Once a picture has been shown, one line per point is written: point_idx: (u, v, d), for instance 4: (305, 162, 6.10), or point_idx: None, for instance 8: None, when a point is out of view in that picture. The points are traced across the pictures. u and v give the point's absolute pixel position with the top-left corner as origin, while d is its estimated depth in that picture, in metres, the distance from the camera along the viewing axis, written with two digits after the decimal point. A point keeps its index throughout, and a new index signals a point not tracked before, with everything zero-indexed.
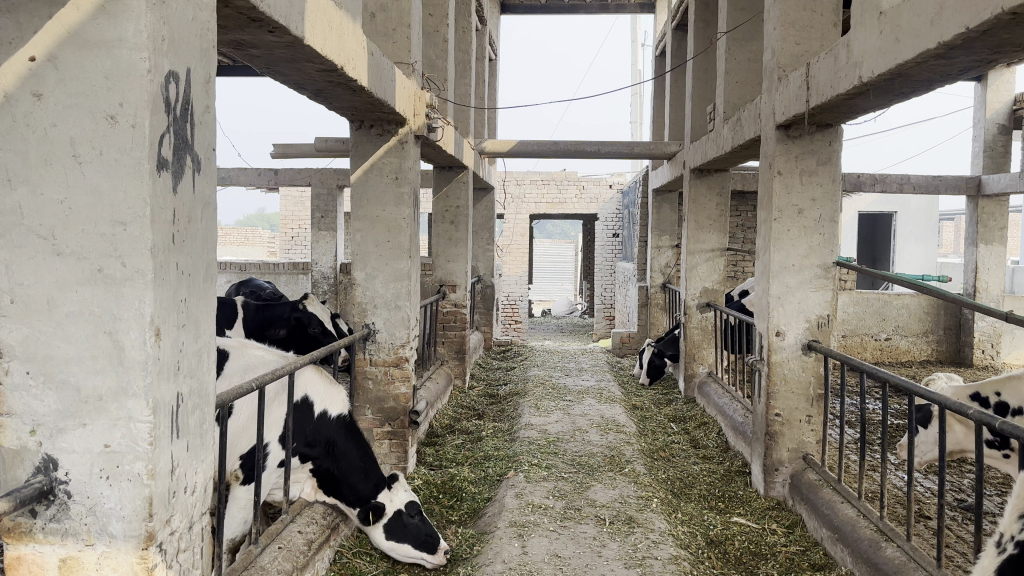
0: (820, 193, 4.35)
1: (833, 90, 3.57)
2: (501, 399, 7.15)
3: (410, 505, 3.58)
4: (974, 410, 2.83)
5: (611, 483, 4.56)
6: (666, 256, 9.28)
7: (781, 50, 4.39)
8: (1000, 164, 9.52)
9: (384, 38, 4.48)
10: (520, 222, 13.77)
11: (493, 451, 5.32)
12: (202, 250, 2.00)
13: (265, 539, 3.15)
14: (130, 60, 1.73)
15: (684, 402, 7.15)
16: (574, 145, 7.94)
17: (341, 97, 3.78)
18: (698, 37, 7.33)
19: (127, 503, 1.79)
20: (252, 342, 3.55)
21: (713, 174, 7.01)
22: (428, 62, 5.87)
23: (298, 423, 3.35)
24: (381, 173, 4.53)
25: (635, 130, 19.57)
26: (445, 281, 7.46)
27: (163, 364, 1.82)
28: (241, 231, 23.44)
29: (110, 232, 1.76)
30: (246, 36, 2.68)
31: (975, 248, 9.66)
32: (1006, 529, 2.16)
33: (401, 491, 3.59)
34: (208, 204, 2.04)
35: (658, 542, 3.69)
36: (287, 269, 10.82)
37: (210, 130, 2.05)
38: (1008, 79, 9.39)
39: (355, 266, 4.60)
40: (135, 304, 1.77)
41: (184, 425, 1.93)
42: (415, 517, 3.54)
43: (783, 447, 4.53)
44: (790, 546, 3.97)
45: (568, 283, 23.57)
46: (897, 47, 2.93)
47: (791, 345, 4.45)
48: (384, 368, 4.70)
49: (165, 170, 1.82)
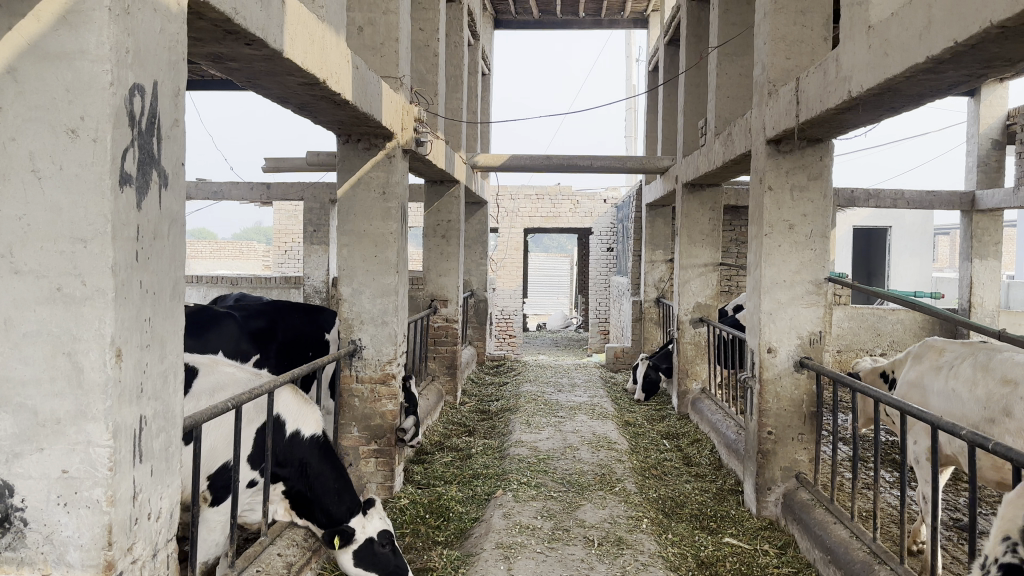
0: (811, 208, 4.30)
1: (823, 103, 3.53)
2: (492, 416, 7.08)
3: (381, 533, 3.47)
4: (968, 431, 2.76)
5: (601, 502, 4.48)
6: (660, 270, 9.23)
7: (772, 64, 4.35)
8: (994, 179, 9.48)
9: (372, 51, 4.43)
10: (514, 236, 13.72)
11: (483, 469, 5.24)
12: (168, 267, 1.94)
13: (243, 563, 3.05)
14: (92, 71, 1.68)
15: (677, 419, 7.08)
16: (567, 160, 7.92)
17: (326, 110, 3.73)
18: (691, 51, 7.29)
19: (86, 531, 1.72)
20: (225, 360, 3.48)
21: (705, 188, 6.99)
22: (418, 77, 5.83)
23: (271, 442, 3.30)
24: (367, 187, 4.47)
25: (630, 145, 19.64)
26: (436, 296, 7.39)
27: (125, 387, 1.76)
28: (235, 245, 23.40)
29: (70, 249, 1.70)
30: (224, 49, 2.63)
31: (970, 263, 9.63)
32: (991, 551, 2.11)
33: (373, 518, 3.49)
34: (175, 219, 1.98)
35: (648, 565, 3.62)
36: (279, 283, 10.72)
37: (180, 144, 2.00)
38: (1001, 94, 9.43)
39: (342, 281, 4.53)
40: (95, 323, 1.70)
41: (147, 449, 1.86)
42: (386, 546, 3.45)
43: (776, 465, 4.46)
44: (781, 567, 3.89)
45: (564, 297, 23.56)
46: (887, 61, 2.89)
47: (783, 362, 4.39)
48: (371, 385, 4.62)
49: (128, 185, 1.76)
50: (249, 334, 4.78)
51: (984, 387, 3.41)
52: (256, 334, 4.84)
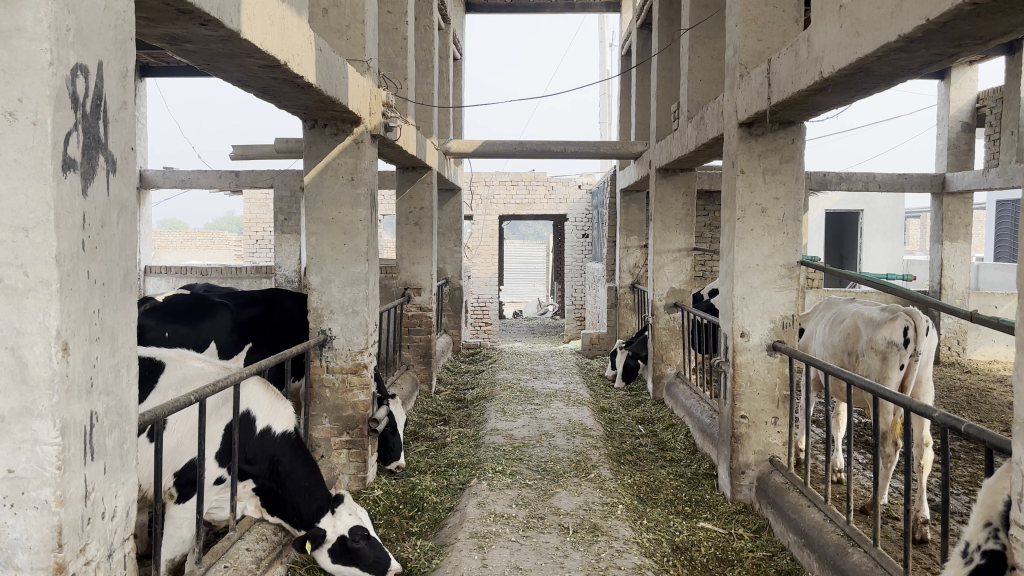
0: (783, 191, 4.28)
1: (795, 85, 3.50)
2: (468, 404, 7.05)
3: (353, 530, 3.32)
4: (940, 413, 2.78)
5: (576, 489, 4.46)
6: (635, 256, 9.24)
7: (744, 46, 4.31)
8: (964, 161, 9.55)
9: (337, 34, 4.33)
10: (489, 223, 13.64)
11: (458, 458, 5.19)
12: (119, 257, 1.87)
13: (211, 559, 2.98)
14: (29, 51, 1.59)
15: (652, 404, 7.10)
16: (540, 145, 7.87)
17: (289, 94, 3.63)
18: (663, 35, 7.25)
19: (35, 533, 1.65)
20: (192, 353, 3.41)
21: (678, 173, 6.96)
22: (387, 61, 5.73)
23: (240, 438, 3.24)
24: (335, 173, 4.39)
25: (603, 130, 19.61)
26: (410, 284, 7.31)
27: (73, 382, 1.68)
28: (207, 235, 23.18)
29: (11, 239, 1.62)
30: (179, 29, 2.54)
31: (941, 245, 9.72)
32: (972, 538, 2.18)
33: (343, 516, 3.35)
34: (125, 206, 1.90)
35: (623, 551, 3.60)
36: (251, 273, 10.55)
37: (128, 128, 1.91)
38: (971, 77, 9.56)
39: (311, 270, 4.45)
40: (39, 316, 1.62)
41: (99, 446, 1.79)
42: (359, 542, 3.31)
43: (750, 449, 4.45)
44: (756, 551, 3.89)
45: (540, 284, 23.54)
46: (858, 41, 2.87)
47: (756, 345, 4.39)
48: (342, 375, 4.54)
49: (73, 171, 1.68)
50: (240, 327, 4.71)
51: (841, 334, 4.63)
52: (247, 325, 4.75)
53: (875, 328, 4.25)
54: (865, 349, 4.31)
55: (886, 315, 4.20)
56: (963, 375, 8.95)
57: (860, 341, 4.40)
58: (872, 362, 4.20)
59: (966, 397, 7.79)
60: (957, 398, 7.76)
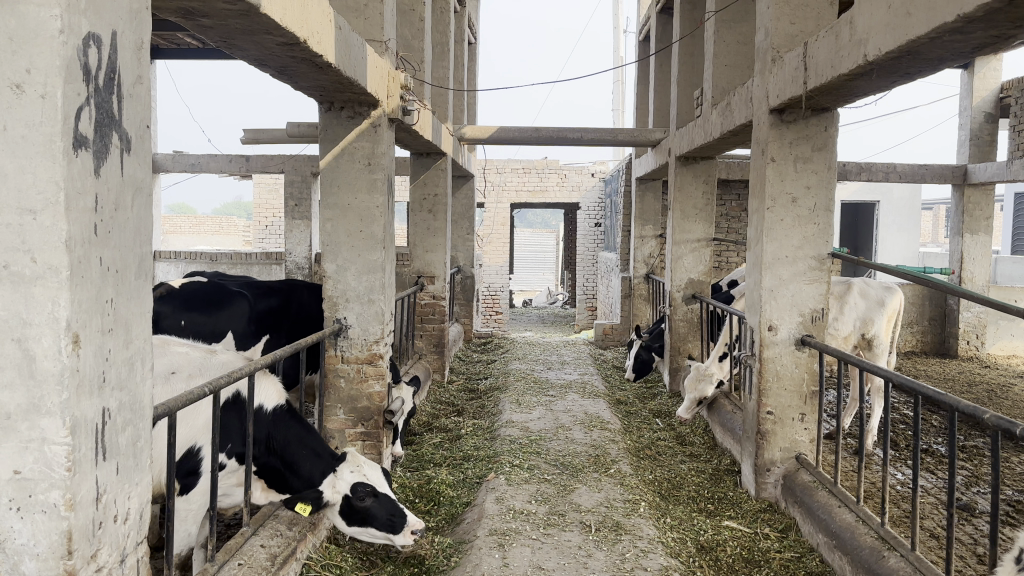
0: (816, 180, 4.12)
1: (834, 69, 3.35)
2: (481, 394, 6.94)
3: (355, 488, 3.28)
4: (990, 416, 2.64)
5: (596, 485, 4.34)
6: (650, 246, 9.11)
7: (777, 30, 4.16)
8: (986, 153, 9.37)
9: (355, 13, 4.19)
10: (500, 210, 13.39)
11: (473, 451, 5.08)
12: (132, 243, 1.74)
13: (224, 556, 2.88)
14: (37, 17, 1.46)
15: (668, 397, 6.98)
16: (556, 132, 7.72)
17: (307, 75, 3.50)
18: (685, 19, 7.06)
19: (42, 539, 1.53)
20: (173, 338, 3.29)
21: (698, 161, 6.79)
22: (404, 42, 5.58)
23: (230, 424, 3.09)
24: (351, 158, 4.25)
25: (617, 120, 19.39)
26: (423, 272, 7.20)
27: (84, 376, 1.56)
28: (216, 220, 23.20)
29: (18, 221, 1.50)
30: (195, 3, 2.41)
31: (961, 237, 9.54)
32: None
33: (344, 474, 3.29)
34: (141, 187, 1.77)
35: (647, 551, 3.48)
36: (260, 259, 10.40)
37: (144, 104, 1.78)
38: (995, 67, 9.30)
39: (326, 256, 4.32)
40: (48, 306, 1.50)
41: (112, 445, 1.67)
42: (364, 500, 3.26)
43: (776, 446, 4.32)
44: (784, 552, 3.77)
45: (549, 273, 23.44)
46: (910, 21, 2.72)
47: (784, 339, 4.25)
48: (357, 365, 4.42)
49: (84, 150, 1.55)
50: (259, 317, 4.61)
51: (851, 308, 5.15)
52: (264, 315, 4.64)
53: (879, 296, 5.18)
54: (876, 317, 5.16)
55: (882, 284, 5.26)
56: (982, 370, 8.79)
57: (863, 310, 5.17)
58: (886, 325, 5.17)
59: (987, 393, 7.65)
60: (977, 393, 7.61)
